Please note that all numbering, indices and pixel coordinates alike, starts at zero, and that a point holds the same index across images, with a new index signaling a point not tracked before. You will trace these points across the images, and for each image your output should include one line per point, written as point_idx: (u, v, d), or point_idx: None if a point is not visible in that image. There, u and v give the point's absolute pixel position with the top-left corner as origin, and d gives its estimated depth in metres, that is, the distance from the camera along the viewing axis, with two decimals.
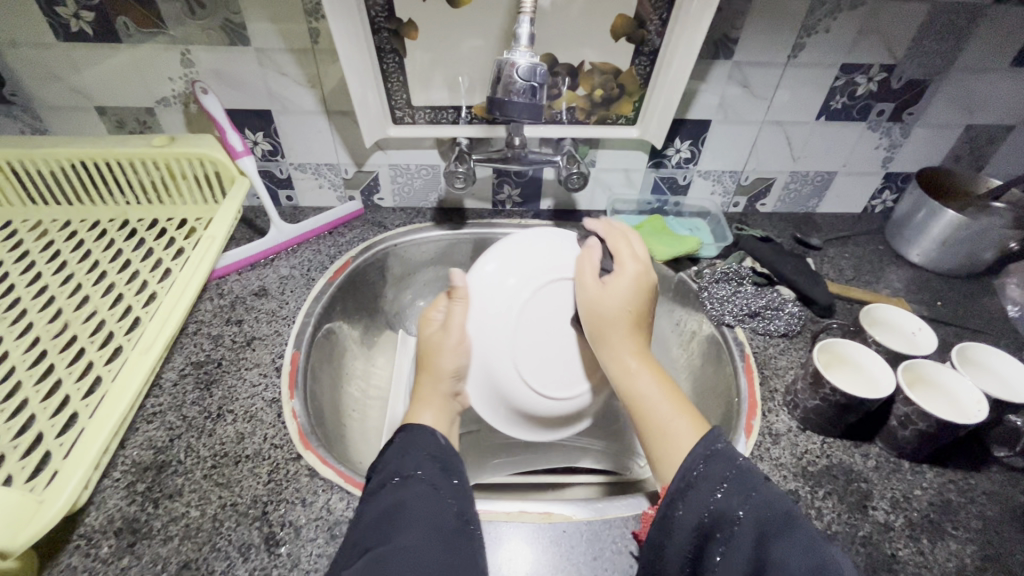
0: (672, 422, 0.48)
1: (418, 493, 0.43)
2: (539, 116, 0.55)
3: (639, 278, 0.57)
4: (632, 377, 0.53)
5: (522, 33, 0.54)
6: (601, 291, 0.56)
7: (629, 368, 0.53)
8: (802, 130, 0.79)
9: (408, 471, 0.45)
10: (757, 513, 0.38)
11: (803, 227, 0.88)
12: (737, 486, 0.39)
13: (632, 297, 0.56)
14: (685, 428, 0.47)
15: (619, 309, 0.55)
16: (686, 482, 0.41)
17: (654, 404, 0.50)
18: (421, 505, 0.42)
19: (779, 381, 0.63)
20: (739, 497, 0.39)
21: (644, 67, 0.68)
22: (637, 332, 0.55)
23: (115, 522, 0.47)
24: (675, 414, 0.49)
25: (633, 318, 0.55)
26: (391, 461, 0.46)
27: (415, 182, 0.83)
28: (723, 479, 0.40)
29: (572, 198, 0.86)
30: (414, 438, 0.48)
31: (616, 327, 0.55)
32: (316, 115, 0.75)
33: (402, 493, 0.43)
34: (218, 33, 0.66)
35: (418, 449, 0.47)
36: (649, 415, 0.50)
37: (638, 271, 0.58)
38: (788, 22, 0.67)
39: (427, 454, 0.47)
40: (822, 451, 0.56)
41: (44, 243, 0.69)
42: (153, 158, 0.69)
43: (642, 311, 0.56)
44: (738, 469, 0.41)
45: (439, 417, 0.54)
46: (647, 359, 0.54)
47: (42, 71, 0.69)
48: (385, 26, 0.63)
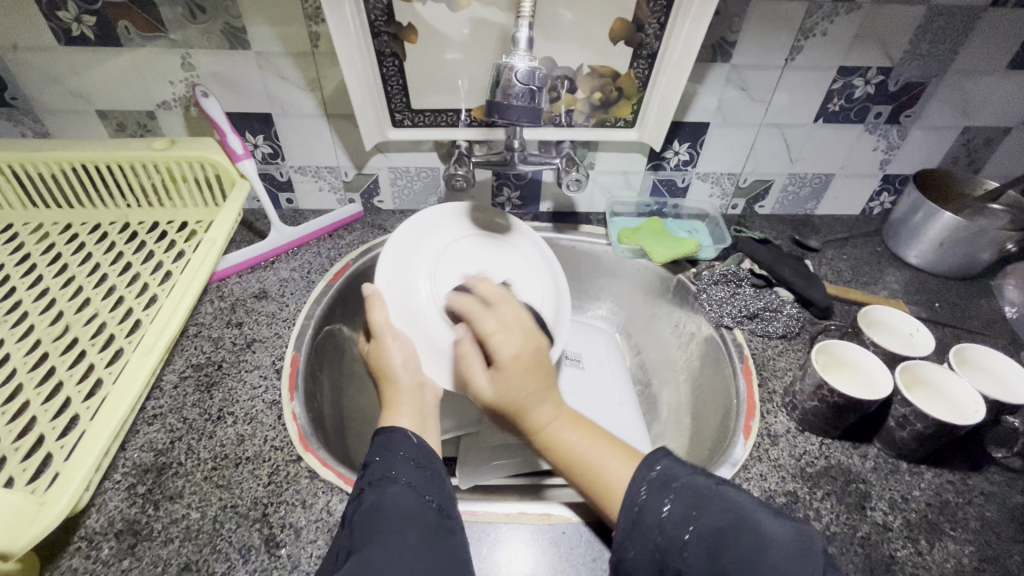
0: (604, 468, 0.47)
1: (401, 492, 0.43)
2: (538, 120, 0.55)
3: (532, 345, 0.52)
4: (556, 439, 0.50)
5: (521, 37, 0.55)
6: (493, 387, 0.51)
7: (552, 434, 0.50)
8: (799, 132, 0.79)
9: (383, 473, 0.45)
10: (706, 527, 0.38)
11: (802, 229, 0.88)
12: (682, 506, 0.40)
13: (527, 365, 0.51)
14: (618, 463, 0.47)
15: (514, 392, 0.50)
16: (631, 517, 0.41)
17: (583, 449, 0.49)
18: (402, 503, 0.42)
19: (778, 383, 0.63)
20: (682, 519, 0.39)
21: (641, 71, 0.69)
22: (552, 389, 0.52)
23: (116, 524, 0.48)
24: (608, 455, 0.48)
25: (540, 385, 0.51)
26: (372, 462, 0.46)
27: (414, 184, 0.84)
28: (671, 492, 0.41)
29: (571, 200, 0.86)
30: (390, 440, 0.48)
31: (531, 404, 0.50)
32: (316, 119, 0.75)
33: (383, 494, 0.43)
34: (218, 37, 0.67)
35: (396, 450, 0.47)
36: (590, 465, 0.48)
37: (520, 324, 0.54)
38: (785, 25, 0.67)
39: (399, 453, 0.47)
40: (821, 452, 0.57)
41: (45, 247, 0.69)
42: (155, 162, 0.69)
43: (546, 369, 0.52)
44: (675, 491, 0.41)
45: (416, 416, 0.52)
46: (564, 407, 0.52)
47: (43, 75, 0.70)
48: (385, 30, 0.64)
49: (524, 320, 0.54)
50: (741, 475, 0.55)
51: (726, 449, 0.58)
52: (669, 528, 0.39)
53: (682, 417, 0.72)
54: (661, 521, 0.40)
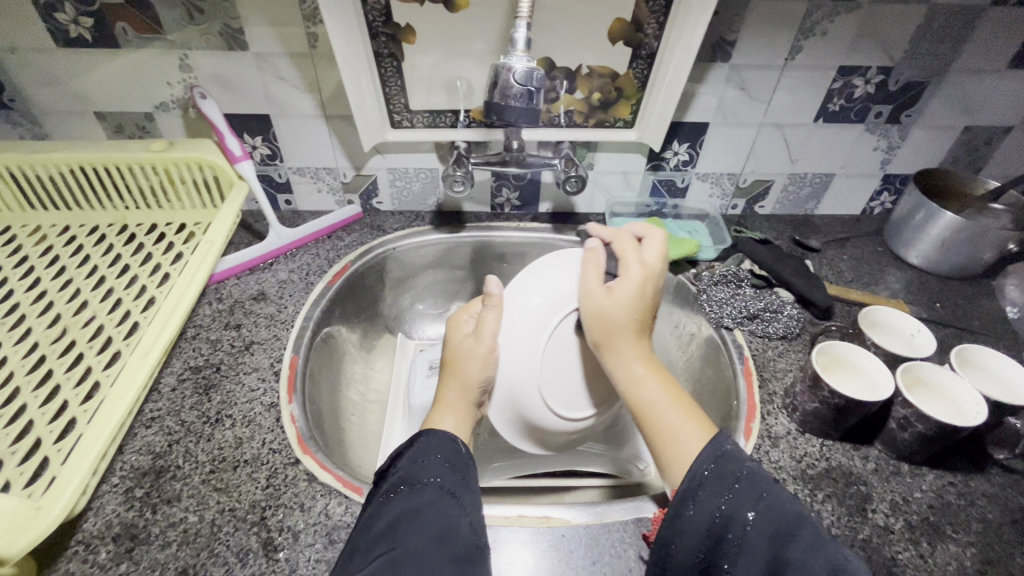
0: (681, 430, 0.47)
1: (442, 501, 0.43)
2: (536, 120, 0.55)
3: (651, 290, 0.54)
4: (637, 382, 0.51)
5: (519, 38, 0.54)
6: (614, 301, 0.52)
7: (634, 376, 0.51)
8: (800, 132, 0.79)
9: (426, 478, 0.44)
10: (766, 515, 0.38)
11: (802, 229, 0.88)
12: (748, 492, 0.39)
13: (641, 309, 0.52)
14: (693, 432, 0.47)
15: (614, 318, 0.52)
16: (694, 485, 0.41)
17: (660, 406, 0.49)
18: (444, 514, 0.42)
19: (778, 384, 0.63)
20: (750, 497, 0.39)
21: (641, 71, 0.68)
22: (644, 334, 0.53)
23: (113, 528, 0.47)
24: (685, 419, 0.48)
25: (636, 319, 0.52)
26: (407, 463, 0.46)
27: (413, 185, 0.83)
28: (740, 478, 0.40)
29: (571, 201, 0.86)
30: (425, 444, 0.48)
31: (620, 331, 0.52)
32: (315, 120, 0.75)
33: (422, 500, 0.42)
34: (216, 38, 0.67)
35: (435, 454, 0.46)
36: (658, 424, 0.48)
37: (648, 273, 0.54)
38: (785, 24, 0.67)
39: (444, 458, 0.46)
40: (822, 453, 0.56)
41: (43, 249, 0.69)
42: (153, 164, 0.69)
43: (649, 315, 0.53)
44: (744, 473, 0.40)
45: (461, 421, 0.53)
46: (650, 356, 0.53)
47: (41, 77, 0.70)
48: (383, 30, 0.63)
49: (653, 267, 0.54)
50: None
51: None
52: (731, 504, 0.39)
53: None
54: (721, 499, 0.40)
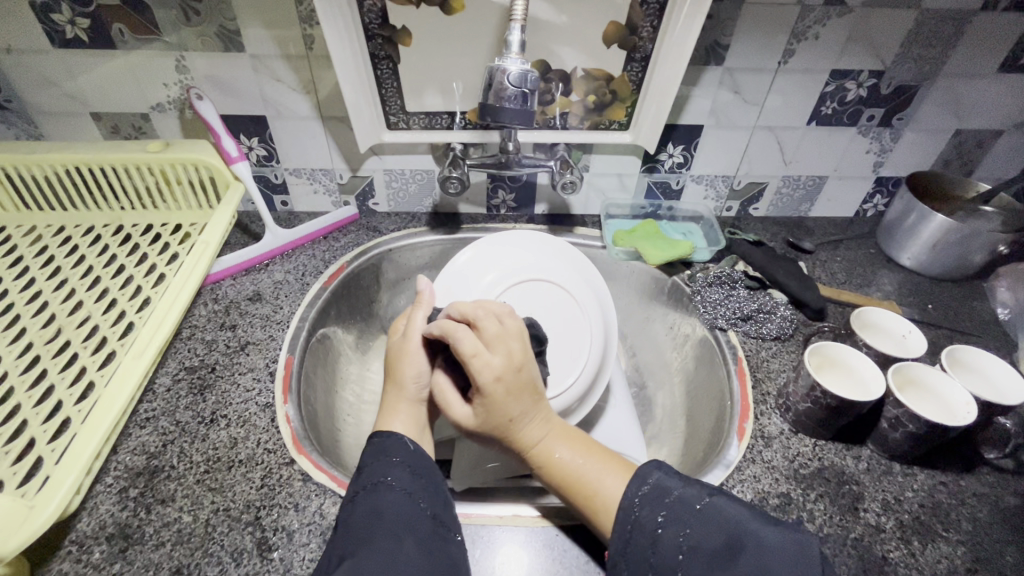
0: (602, 485, 0.48)
1: (396, 499, 0.44)
2: (531, 122, 0.56)
3: (503, 372, 0.48)
4: (551, 455, 0.50)
5: (513, 40, 0.55)
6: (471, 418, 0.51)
7: (548, 449, 0.51)
8: (793, 134, 0.79)
9: (380, 478, 0.46)
10: (698, 546, 0.40)
11: (796, 231, 0.88)
12: (675, 521, 0.42)
13: (510, 387, 0.49)
14: (611, 474, 0.48)
15: (495, 421, 0.50)
16: (623, 536, 0.43)
17: (579, 467, 0.49)
18: (394, 510, 0.43)
19: (772, 384, 0.63)
20: (675, 531, 0.41)
21: (636, 73, 0.69)
22: (534, 402, 0.50)
23: (107, 528, 0.47)
24: (604, 471, 0.49)
25: (524, 399, 0.50)
26: (365, 468, 0.47)
27: (409, 186, 0.84)
28: (664, 507, 0.43)
29: (566, 203, 0.86)
30: (387, 445, 0.49)
31: (515, 421, 0.49)
32: (311, 121, 0.75)
33: (379, 498, 0.44)
34: (212, 39, 0.67)
35: (391, 455, 0.48)
36: (579, 481, 0.48)
37: (507, 350, 0.50)
38: (778, 27, 0.68)
39: (395, 458, 0.48)
40: (815, 453, 0.57)
41: (38, 249, 0.69)
42: (148, 164, 0.69)
43: (527, 384, 0.50)
44: (668, 504, 0.43)
45: (411, 424, 0.53)
46: (552, 421, 0.52)
47: (37, 77, 0.70)
48: (379, 32, 0.64)
49: (500, 346, 0.50)
50: (734, 476, 0.55)
51: (720, 449, 0.58)
52: (660, 543, 0.41)
53: (676, 420, 0.72)
54: (655, 537, 0.42)
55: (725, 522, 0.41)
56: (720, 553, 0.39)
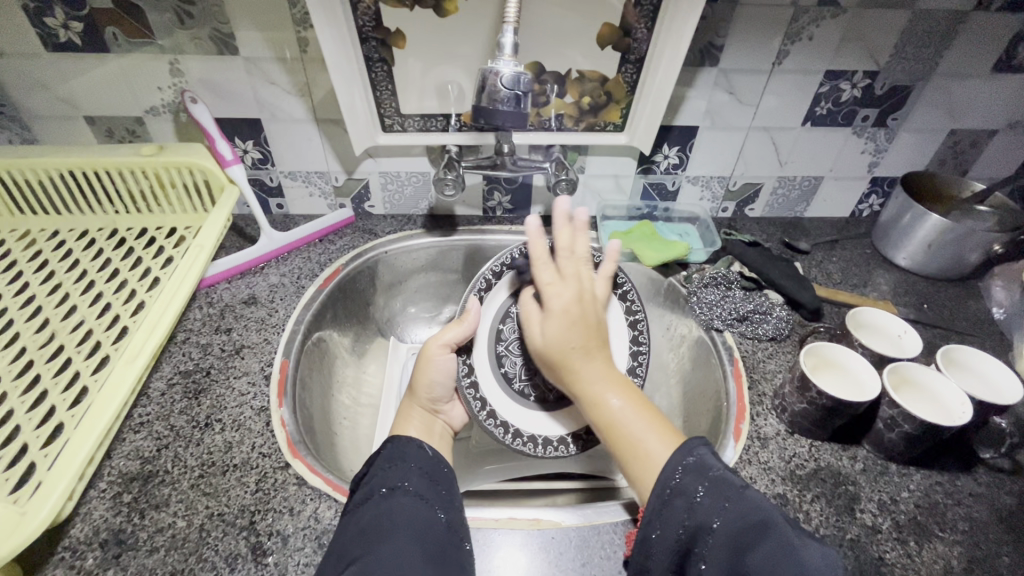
0: (644, 442, 0.47)
1: (408, 501, 0.44)
2: (524, 124, 0.55)
3: (592, 312, 0.55)
4: (602, 400, 0.51)
5: (506, 42, 0.54)
6: (543, 339, 0.54)
7: (598, 394, 0.51)
8: (787, 135, 0.79)
9: (395, 483, 0.46)
10: (733, 519, 0.39)
11: (792, 231, 0.88)
12: (715, 494, 0.41)
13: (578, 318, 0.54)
14: (658, 443, 0.47)
15: (563, 346, 0.53)
16: (662, 500, 0.42)
17: (628, 418, 0.49)
18: (406, 511, 0.43)
19: (768, 385, 0.63)
20: (712, 508, 0.40)
21: (630, 75, 0.69)
22: (596, 353, 0.53)
23: (100, 534, 0.47)
24: (650, 430, 0.48)
25: (586, 340, 0.53)
26: (380, 471, 0.47)
27: (405, 189, 0.84)
28: (707, 480, 0.42)
29: (562, 204, 0.86)
30: (403, 451, 0.49)
31: (575, 353, 0.53)
32: (306, 124, 0.75)
33: (391, 500, 0.44)
34: (207, 42, 0.67)
35: (408, 461, 0.48)
36: (625, 433, 0.48)
37: (575, 294, 0.55)
38: (772, 28, 0.68)
39: (404, 463, 0.48)
40: (811, 454, 0.57)
41: (32, 253, 0.68)
42: (143, 167, 0.69)
43: (593, 334, 0.54)
44: (710, 479, 0.42)
45: (424, 431, 0.55)
46: (611, 371, 0.53)
47: (30, 81, 0.70)
48: (373, 35, 0.64)
49: (574, 292, 0.55)
50: None
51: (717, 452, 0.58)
52: (698, 513, 0.40)
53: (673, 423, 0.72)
54: (692, 505, 0.41)
55: (761, 506, 0.40)
56: (747, 529, 0.38)
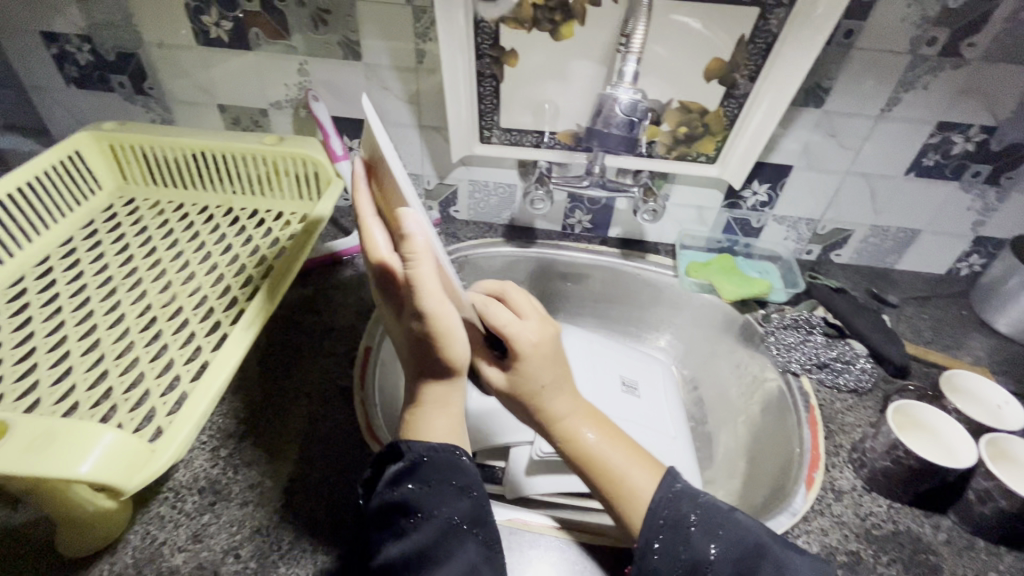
0: (628, 477, 0.49)
1: (457, 535, 0.41)
2: (633, 148, 0.58)
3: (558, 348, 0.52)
4: (577, 433, 0.50)
5: (628, 70, 0.56)
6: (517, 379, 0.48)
7: (573, 429, 0.50)
8: (887, 183, 0.77)
9: (433, 508, 0.42)
10: (729, 545, 0.44)
11: (880, 282, 0.85)
12: (707, 522, 0.45)
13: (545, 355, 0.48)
14: (642, 471, 0.50)
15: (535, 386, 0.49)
16: (654, 530, 0.45)
17: (605, 452, 0.50)
18: (458, 550, 0.40)
19: (846, 438, 0.61)
20: (710, 536, 0.44)
21: (731, 109, 0.69)
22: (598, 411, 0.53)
23: (199, 481, 0.52)
24: (631, 464, 0.50)
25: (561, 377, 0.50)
26: (415, 492, 0.42)
27: (491, 198, 0.87)
28: (697, 507, 0.46)
29: (641, 229, 0.87)
30: (443, 461, 0.44)
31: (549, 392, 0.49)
32: (409, 128, 0.80)
33: (440, 536, 0.41)
34: (334, 47, 0.73)
35: (442, 479, 0.43)
36: (606, 466, 0.49)
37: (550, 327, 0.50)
38: (884, 75, 0.67)
39: (451, 485, 0.43)
40: (889, 515, 0.54)
41: (160, 221, 0.76)
42: (263, 155, 0.75)
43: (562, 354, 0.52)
44: (700, 506, 0.46)
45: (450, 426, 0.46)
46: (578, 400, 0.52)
47: (178, 69, 0.78)
48: (488, 52, 0.67)
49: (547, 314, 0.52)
50: (800, 526, 0.53)
51: (786, 497, 0.57)
52: (693, 546, 0.44)
53: (736, 463, 0.70)
54: (686, 535, 0.45)
55: (751, 529, 0.45)
56: (745, 555, 0.43)
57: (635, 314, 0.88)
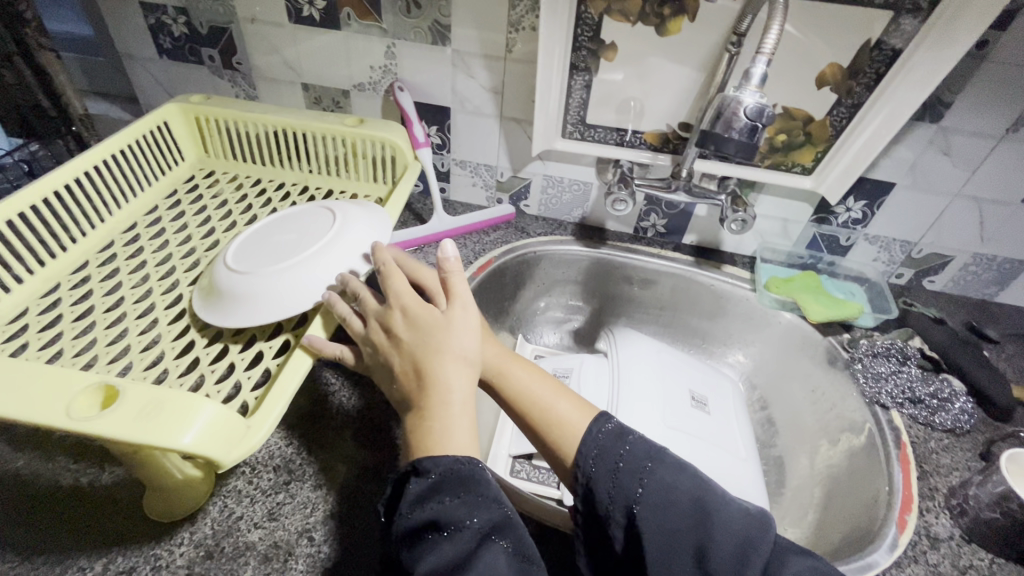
0: (555, 406, 0.48)
1: (488, 548, 0.38)
2: (752, 157, 0.55)
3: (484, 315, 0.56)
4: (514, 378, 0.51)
5: (756, 73, 0.53)
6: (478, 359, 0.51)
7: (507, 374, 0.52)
8: (1000, 210, 0.71)
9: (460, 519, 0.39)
10: (660, 484, 0.41)
11: (977, 315, 0.79)
12: (639, 456, 0.43)
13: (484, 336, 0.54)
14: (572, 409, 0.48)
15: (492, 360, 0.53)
16: (587, 466, 0.43)
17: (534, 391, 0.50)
18: (490, 566, 0.37)
19: (942, 481, 0.57)
20: (637, 470, 0.42)
21: (839, 119, 0.65)
22: (486, 335, 0.55)
23: (275, 459, 0.53)
24: (557, 396, 0.49)
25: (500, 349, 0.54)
26: (438, 504, 0.39)
27: (564, 195, 0.85)
28: (627, 443, 0.44)
29: (719, 237, 0.83)
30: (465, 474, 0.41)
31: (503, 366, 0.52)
32: (489, 119, 0.79)
33: (471, 551, 0.38)
34: (425, 32, 0.72)
35: (462, 487, 0.40)
36: (539, 407, 0.49)
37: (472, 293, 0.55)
38: (1018, 92, 0.61)
39: (482, 497, 0.40)
40: (992, 571, 0.50)
41: (239, 196, 0.77)
42: (343, 136, 0.75)
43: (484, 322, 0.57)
44: (630, 443, 0.44)
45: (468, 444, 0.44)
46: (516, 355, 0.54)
47: (268, 45, 0.79)
48: (586, 45, 0.66)
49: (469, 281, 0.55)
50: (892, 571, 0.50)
51: (874, 536, 0.53)
52: (621, 480, 0.42)
53: (809, 492, 0.67)
54: (615, 469, 0.42)
55: (683, 472, 0.42)
56: (672, 496, 0.41)
57: (704, 326, 0.85)
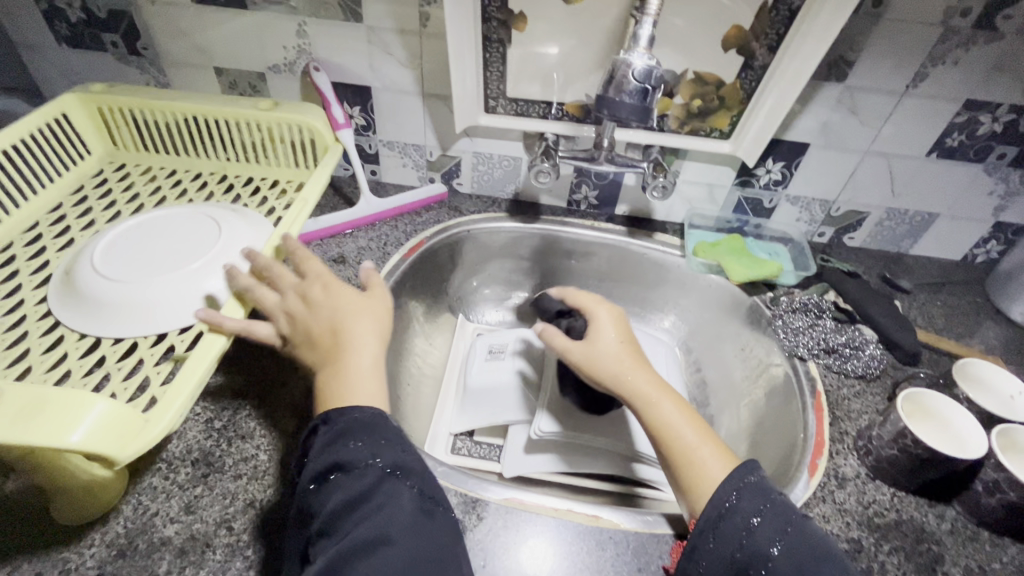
0: (699, 448, 0.49)
1: (388, 485, 0.41)
2: (646, 118, 0.55)
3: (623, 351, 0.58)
4: (656, 405, 0.52)
5: (643, 35, 0.55)
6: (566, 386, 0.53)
7: (653, 398, 0.53)
8: (907, 164, 0.74)
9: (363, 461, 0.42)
10: (794, 544, 0.40)
11: (893, 267, 0.83)
12: (775, 519, 0.42)
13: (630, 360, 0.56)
14: (712, 453, 0.48)
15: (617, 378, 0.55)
16: (715, 514, 0.43)
17: (680, 427, 0.50)
18: (394, 504, 0.40)
19: (852, 424, 0.60)
20: (773, 530, 0.41)
21: (749, 82, 0.66)
22: (643, 363, 0.56)
23: (193, 452, 0.51)
24: (703, 439, 0.49)
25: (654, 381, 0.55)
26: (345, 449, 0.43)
27: (494, 171, 0.84)
28: (767, 501, 0.43)
29: (649, 206, 0.84)
30: (371, 420, 0.45)
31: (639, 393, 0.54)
32: (412, 96, 0.77)
33: (370, 487, 0.41)
34: (335, 8, 0.70)
35: (376, 434, 0.44)
36: (676, 437, 0.50)
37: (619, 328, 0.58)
38: (913, 49, 0.63)
39: (383, 440, 0.44)
40: (893, 504, 0.53)
41: (153, 189, 0.73)
42: (258, 121, 0.72)
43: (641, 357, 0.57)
44: (770, 502, 0.43)
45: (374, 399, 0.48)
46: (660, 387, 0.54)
47: (172, 27, 0.75)
48: (496, 15, 0.65)
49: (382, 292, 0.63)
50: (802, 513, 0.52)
51: (787, 485, 0.55)
52: (755, 537, 0.41)
53: (738, 446, 0.70)
54: (749, 526, 0.42)
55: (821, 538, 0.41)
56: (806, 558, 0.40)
57: (640, 294, 0.87)
